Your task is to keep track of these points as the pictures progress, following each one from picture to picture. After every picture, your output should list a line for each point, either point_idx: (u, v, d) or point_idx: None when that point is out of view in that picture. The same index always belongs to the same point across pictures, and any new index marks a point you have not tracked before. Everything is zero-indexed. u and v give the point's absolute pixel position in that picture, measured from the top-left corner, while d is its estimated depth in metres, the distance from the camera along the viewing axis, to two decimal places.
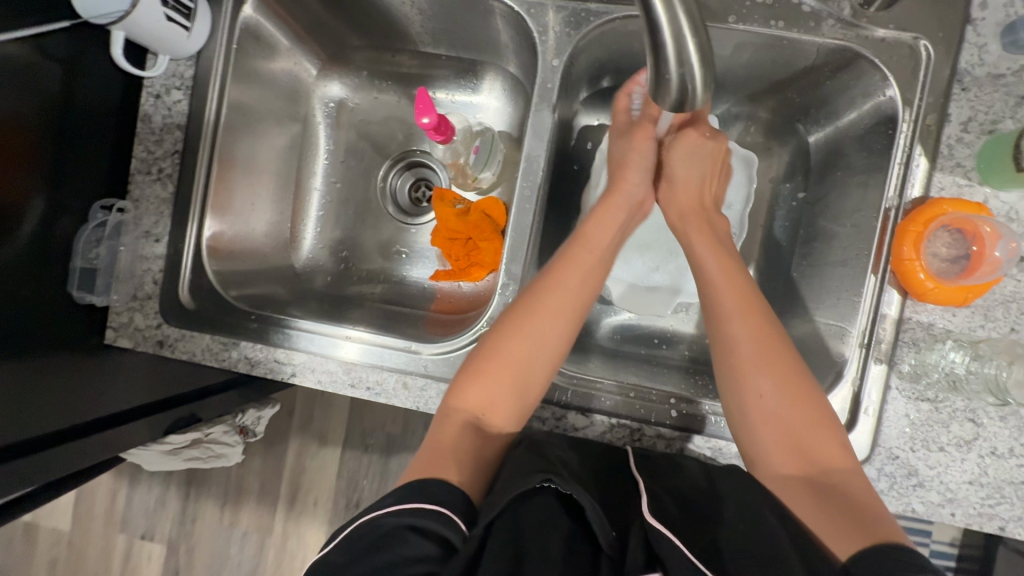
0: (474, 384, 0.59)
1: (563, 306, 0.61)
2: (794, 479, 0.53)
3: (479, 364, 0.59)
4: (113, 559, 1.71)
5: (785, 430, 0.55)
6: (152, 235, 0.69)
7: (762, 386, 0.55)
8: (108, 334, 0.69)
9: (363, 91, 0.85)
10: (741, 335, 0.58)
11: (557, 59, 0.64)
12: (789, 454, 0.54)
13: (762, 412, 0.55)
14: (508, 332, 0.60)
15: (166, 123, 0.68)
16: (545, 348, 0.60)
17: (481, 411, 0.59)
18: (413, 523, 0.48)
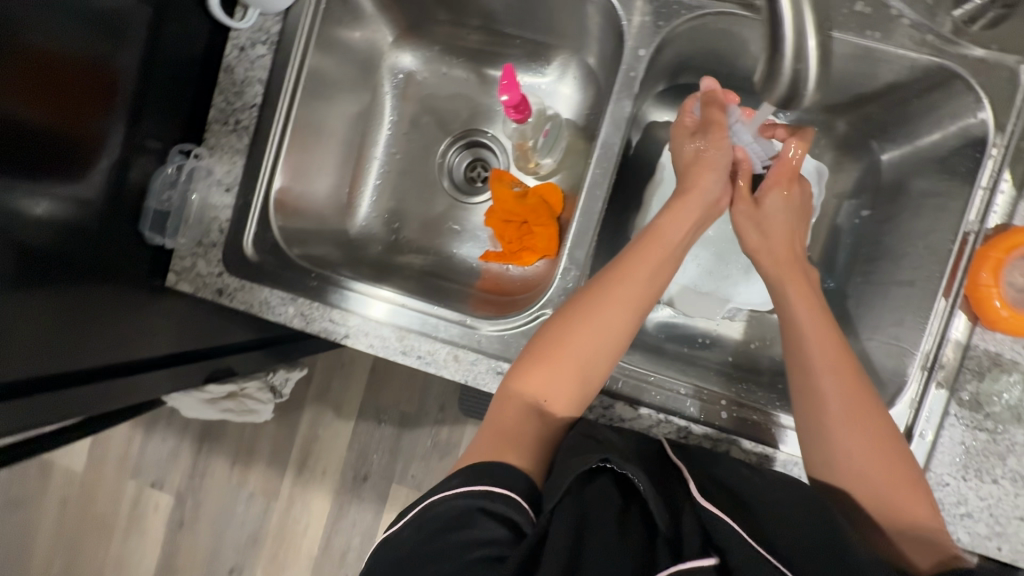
0: (537, 373, 0.58)
1: (632, 296, 0.60)
2: (870, 510, 0.53)
3: (546, 351, 0.59)
4: (122, 504, 1.74)
5: (865, 462, 0.53)
6: (223, 184, 0.70)
7: (844, 420, 0.54)
8: (169, 277, 0.70)
9: (432, 65, 0.85)
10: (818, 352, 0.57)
11: (643, 49, 0.63)
12: (865, 487, 0.53)
13: (847, 441, 0.53)
14: (574, 322, 0.59)
15: (249, 76, 0.69)
16: (609, 343, 0.59)
17: (547, 399, 0.58)
18: (484, 506, 0.48)
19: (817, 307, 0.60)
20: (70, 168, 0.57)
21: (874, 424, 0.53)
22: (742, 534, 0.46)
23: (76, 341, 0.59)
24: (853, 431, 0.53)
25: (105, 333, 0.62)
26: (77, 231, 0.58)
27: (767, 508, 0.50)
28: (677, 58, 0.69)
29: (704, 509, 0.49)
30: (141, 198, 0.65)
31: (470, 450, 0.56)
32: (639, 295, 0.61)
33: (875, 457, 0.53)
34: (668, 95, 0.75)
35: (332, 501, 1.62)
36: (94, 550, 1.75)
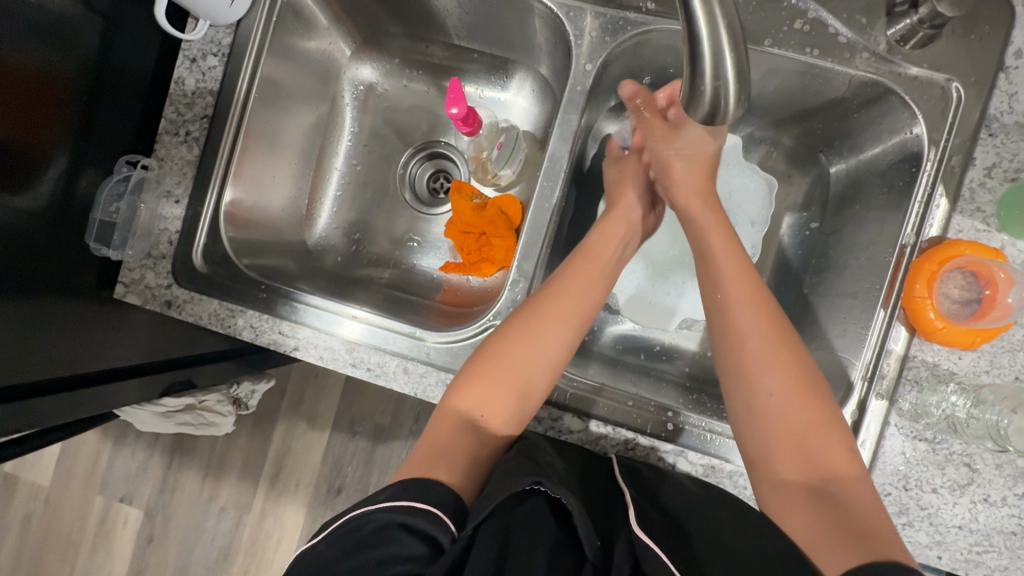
0: (472, 386, 0.59)
1: (570, 311, 0.62)
2: (794, 486, 0.53)
3: (482, 366, 0.60)
4: (89, 520, 1.70)
5: (790, 431, 0.54)
6: (172, 195, 0.69)
7: (772, 386, 0.55)
8: (118, 289, 0.69)
9: (393, 78, 0.86)
10: (747, 324, 0.58)
11: (590, 64, 0.64)
12: (790, 460, 0.54)
13: (769, 411, 0.55)
14: (510, 336, 0.60)
15: (199, 87, 0.68)
16: (545, 361, 0.60)
17: (478, 414, 0.59)
18: (405, 521, 0.49)
19: (752, 281, 0.60)
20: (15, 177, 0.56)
21: (796, 395, 0.55)
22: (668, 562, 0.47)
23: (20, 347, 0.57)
24: (776, 403, 0.55)
25: (50, 341, 0.59)
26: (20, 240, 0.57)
27: (704, 531, 0.51)
28: (627, 72, 0.70)
29: (640, 542, 0.49)
30: (86, 210, 0.65)
31: (409, 461, 0.58)
32: (574, 311, 0.62)
33: (789, 428, 0.54)
34: (622, 108, 0.77)
35: (305, 515, 1.60)
36: (60, 568, 1.71)
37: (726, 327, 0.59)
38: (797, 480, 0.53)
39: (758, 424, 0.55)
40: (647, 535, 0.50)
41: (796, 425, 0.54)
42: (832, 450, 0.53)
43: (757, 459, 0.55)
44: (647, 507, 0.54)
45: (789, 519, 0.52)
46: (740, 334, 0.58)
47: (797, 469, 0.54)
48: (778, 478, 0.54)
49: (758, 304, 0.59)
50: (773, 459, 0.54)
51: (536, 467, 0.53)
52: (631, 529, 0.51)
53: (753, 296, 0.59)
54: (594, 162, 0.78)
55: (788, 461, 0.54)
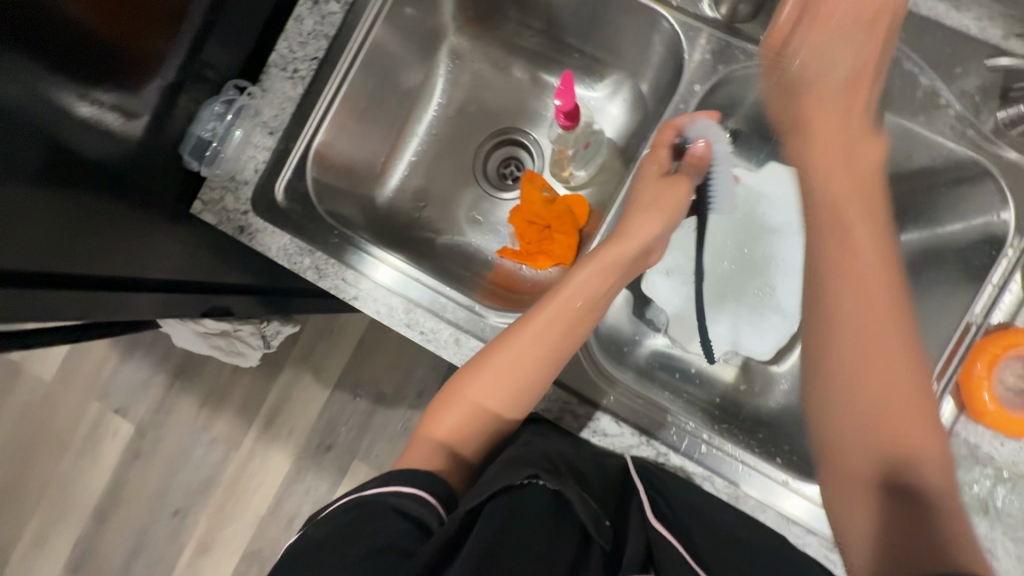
0: (451, 416, 0.63)
1: (537, 349, 0.61)
2: (861, 469, 0.51)
3: (449, 394, 0.64)
4: (82, 423, 1.73)
5: (871, 410, 0.51)
6: (267, 126, 0.69)
7: (846, 368, 0.53)
8: (195, 206, 0.69)
9: (490, 58, 0.87)
10: (843, 293, 0.55)
11: (699, 85, 0.66)
12: (864, 438, 0.51)
13: (843, 382, 0.53)
14: (472, 370, 0.62)
15: (316, 30, 0.69)
16: (523, 395, 0.62)
17: (455, 443, 0.63)
18: (397, 506, 0.55)
19: (881, 255, 0.55)
20: (115, 78, 0.58)
21: (877, 345, 0.52)
22: (681, 551, 0.53)
23: (80, 244, 0.55)
24: (852, 342, 0.53)
25: (107, 243, 0.58)
26: (99, 132, 0.58)
27: (700, 530, 0.57)
28: (727, 101, 0.71)
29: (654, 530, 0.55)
30: (187, 123, 0.68)
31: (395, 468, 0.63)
32: (548, 355, 0.61)
33: (874, 409, 0.51)
34: None
35: (291, 464, 1.62)
36: (45, 463, 1.74)
37: (827, 293, 0.56)
38: (869, 471, 0.50)
39: (829, 370, 0.55)
40: (663, 527, 0.55)
41: (908, 408, 0.51)
42: (928, 435, 0.50)
43: (832, 449, 0.54)
44: (662, 507, 0.58)
45: (856, 514, 0.50)
46: (841, 304, 0.54)
47: (919, 424, 0.50)
48: (850, 409, 0.52)
49: (887, 240, 0.56)
50: (848, 437, 0.52)
51: (542, 461, 0.57)
52: (645, 520, 0.56)
53: (871, 263, 0.54)
54: None
55: (860, 441, 0.51)
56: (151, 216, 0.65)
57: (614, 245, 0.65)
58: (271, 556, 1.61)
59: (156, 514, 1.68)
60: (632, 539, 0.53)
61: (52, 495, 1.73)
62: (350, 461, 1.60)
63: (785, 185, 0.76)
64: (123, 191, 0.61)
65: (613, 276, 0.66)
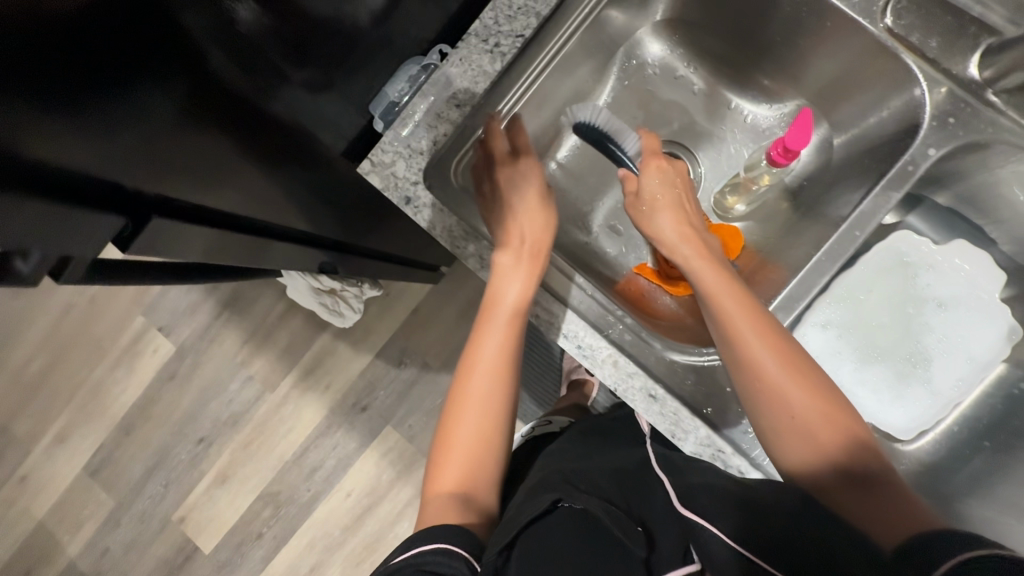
0: (449, 464, 0.61)
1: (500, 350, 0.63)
2: (833, 474, 0.53)
3: (441, 447, 0.62)
4: (122, 334, 1.72)
5: (770, 381, 0.54)
6: (456, 98, 0.65)
7: (768, 362, 0.55)
8: (364, 164, 0.65)
9: (668, 66, 0.82)
10: (729, 292, 0.58)
11: (934, 148, 0.61)
12: (814, 425, 0.53)
13: (765, 382, 0.55)
14: (456, 409, 0.63)
15: (528, 5, 0.65)
16: (495, 422, 0.63)
17: (464, 484, 0.60)
18: (421, 564, 0.48)
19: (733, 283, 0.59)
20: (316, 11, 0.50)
21: (782, 353, 0.55)
22: (723, 536, 0.49)
23: (163, 165, 0.45)
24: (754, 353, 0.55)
25: (198, 175, 0.49)
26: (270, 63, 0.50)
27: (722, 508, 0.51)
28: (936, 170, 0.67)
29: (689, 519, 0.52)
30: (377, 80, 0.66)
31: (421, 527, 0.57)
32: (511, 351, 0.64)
33: (812, 404, 0.54)
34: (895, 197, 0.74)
35: (324, 417, 1.61)
36: (79, 365, 1.73)
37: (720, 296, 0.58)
38: (835, 476, 0.53)
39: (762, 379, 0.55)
40: (692, 513, 0.52)
41: (811, 406, 0.53)
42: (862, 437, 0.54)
43: (797, 433, 0.54)
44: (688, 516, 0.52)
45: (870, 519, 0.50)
46: (726, 311, 0.57)
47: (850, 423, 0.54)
48: (793, 417, 0.54)
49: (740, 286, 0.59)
50: (796, 415, 0.54)
51: (563, 484, 0.55)
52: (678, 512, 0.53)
53: (737, 295, 0.58)
54: None
55: (818, 421, 0.53)
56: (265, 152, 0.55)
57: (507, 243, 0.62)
58: (286, 502, 1.60)
59: (180, 438, 1.68)
60: (668, 548, 0.49)
61: (80, 398, 1.73)
62: (383, 427, 1.59)
63: (965, 269, 0.72)
64: (247, 126, 0.51)
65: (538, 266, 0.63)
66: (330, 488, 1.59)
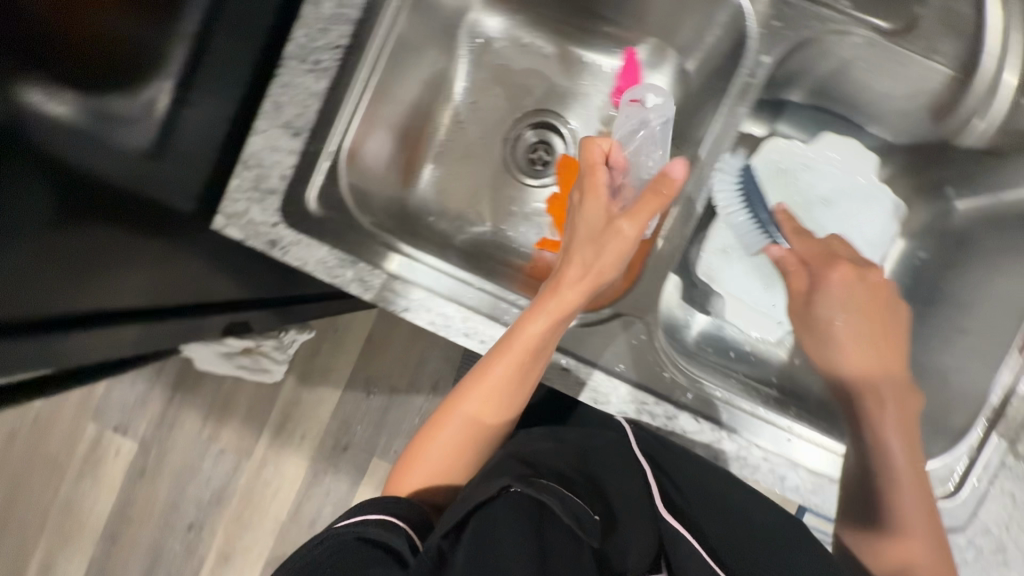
0: (416, 471, 0.63)
1: (507, 379, 0.59)
2: (900, 521, 0.57)
3: (415, 447, 0.64)
4: (78, 445, 1.64)
5: (872, 426, 0.60)
6: (291, 127, 0.62)
7: (888, 417, 0.59)
8: (216, 220, 0.63)
9: (513, 36, 0.81)
10: (846, 345, 0.62)
11: (766, 55, 0.61)
12: (912, 476, 0.57)
13: (879, 435, 0.59)
14: (442, 422, 0.63)
15: (339, 14, 0.62)
16: (471, 450, 0.63)
17: (426, 494, 0.63)
18: (361, 533, 0.53)
19: (850, 317, 0.62)
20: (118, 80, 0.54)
21: (902, 400, 0.60)
22: (694, 545, 0.49)
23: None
24: (884, 423, 0.59)
25: (30, 275, 0.51)
26: (101, 146, 0.54)
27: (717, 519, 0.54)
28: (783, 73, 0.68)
29: (666, 525, 0.51)
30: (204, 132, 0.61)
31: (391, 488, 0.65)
32: (522, 383, 0.59)
33: (908, 454, 0.58)
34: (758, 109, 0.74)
35: (308, 468, 1.57)
36: (42, 489, 1.64)
37: (842, 342, 0.62)
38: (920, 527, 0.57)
39: (864, 395, 0.61)
40: (675, 521, 0.51)
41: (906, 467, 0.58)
42: (920, 485, 0.58)
43: (889, 476, 0.58)
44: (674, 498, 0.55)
45: (901, 549, 0.57)
46: (843, 348, 0.62)
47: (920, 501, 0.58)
48: (898, 472, 0.58)
49: (866, 344, 0.61)
50: (897, 459, 0.58)
51: (517, 468, 0.53)
52: (655, 514, 0.53)
53: (886, 352, 0.61)
54: None
55: (910, 472, 0.58)
56: (140, 235, 0.59)
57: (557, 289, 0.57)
58: None
59: (168, 532, 1.61)
60: (634, 552, 0.48)
61: (53, 523, 1.64)
62: (369, 460, 1.56)
63: (843, 159, 0.73)
64: (94, 207, 0.54)
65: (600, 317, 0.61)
66: None
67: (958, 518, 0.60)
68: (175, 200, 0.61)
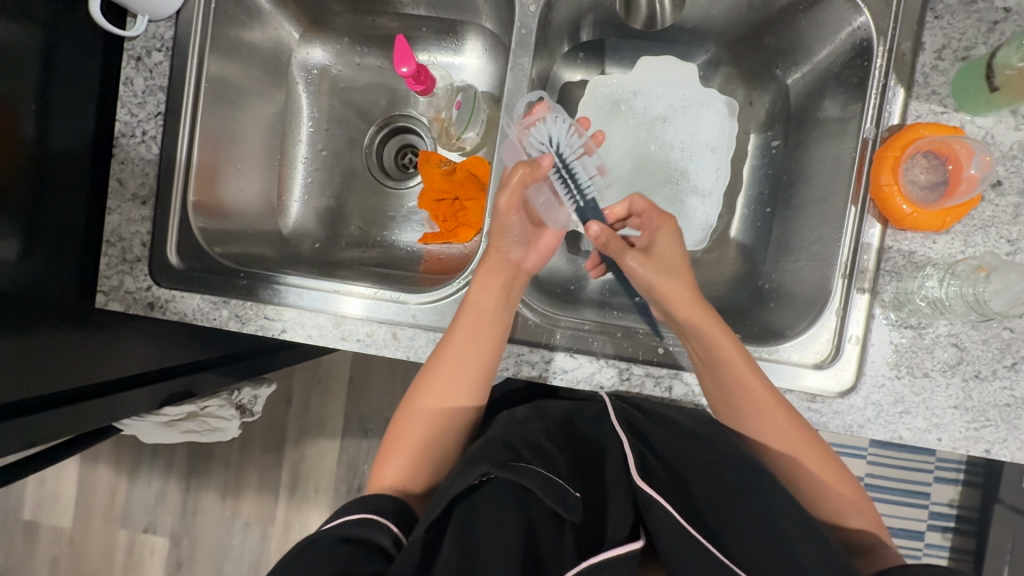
0: (394, 456, 0.61)
1: (473, 339, 0.61)
2: (823, 472, 0.58)
3: (388, 441, 0.62)
4: (116, 555, 1.49)
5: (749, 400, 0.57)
6: (138, 197, 0.69)
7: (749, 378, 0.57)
8: (98, 299, 0.68)
9: (344, 57, 0.86)
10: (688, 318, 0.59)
11: (534, 4, 0.64)
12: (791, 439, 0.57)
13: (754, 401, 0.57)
14: (410, 412, 0.62)
15: (149, 85, 0.69)
16: (439, 442, 0.62)
17: (408, 488, 0.59)
18: (343, 534, 0.50)
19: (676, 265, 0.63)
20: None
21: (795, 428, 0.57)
22: (673, 512, 0.48)
23: None
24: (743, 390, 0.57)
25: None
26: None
27: (694, 465, 0.54)
28: (574, 14, 0.71)
29: (642, 492, 0.50)
30: (82, 221, 0.66)
31: (380, 480, 0.60)
32: (484, 349, 0.61)
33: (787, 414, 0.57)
34: (575, 53, 0.77)
35: None
36: None
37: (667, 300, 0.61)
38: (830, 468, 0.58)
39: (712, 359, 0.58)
40: (647, 485, 0.50)
41: (815, 460, 0.57)
42: (820, 444, 0.58)
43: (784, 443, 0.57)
44: (646, 457, 0.56)
45: (848, 495, 0.58)
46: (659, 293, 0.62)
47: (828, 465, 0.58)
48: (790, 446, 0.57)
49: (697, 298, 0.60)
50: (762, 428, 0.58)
51: (497, 452, 0.51)
52: (631, 480, 0.52)
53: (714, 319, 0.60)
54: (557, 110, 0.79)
55: (798, 438, 0.57)
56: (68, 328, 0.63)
57: (484, 261, 0.64)
58: None
59: None
60: (614, 524, 0.48)
61: None
62: None
63: (661, 76, 0.75)
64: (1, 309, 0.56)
65: (514, 291, 0.64)
66: None
67: (848, 380, 0.59)
68: (63, 286, 0.64)
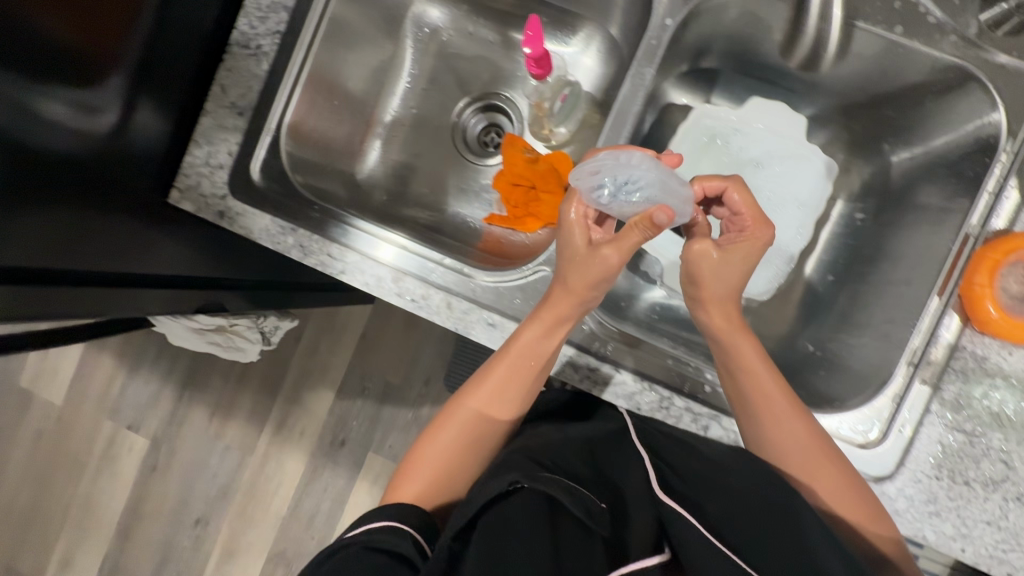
0: (411, 477, 0.58)
1: (518, 368, 0.59)
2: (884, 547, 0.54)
3: (405, 466, 0.60)
4: (96, 443, 1.51)
5: (799, 452, 0.55)
6: (235, 107, 0.69)
7: (798, 428, 0.55)
8: (171, 194, 0.69)
9: (458, 24, 0.86)
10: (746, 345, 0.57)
11: (670, 18, 0.64)
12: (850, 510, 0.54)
13: (796, 449, 0.55)
14: (433, 439, 0.60)
15: (274, 2, 0.69)
16: (467, 462, 0.59)
17: (427, 505, 0.57)
18: (367, 542, 0.50)
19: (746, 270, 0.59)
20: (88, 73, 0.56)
21: (852, 504, 0.54)
22: (700, 529, 0.48)
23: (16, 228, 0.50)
24: (788, 432, 0.55)
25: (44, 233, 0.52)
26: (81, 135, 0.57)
27: (724, 492, 0.52)
28: (702, 38, 0.70)
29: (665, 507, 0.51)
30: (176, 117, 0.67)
31: (395, 489, 0.58)
32: (528, 376, 0.60)
33: (835, 471, 0.54)
34: (689, 77, 0.77)
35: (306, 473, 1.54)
36: (60, 488, 1.52)
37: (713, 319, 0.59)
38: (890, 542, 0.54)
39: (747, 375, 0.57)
40: (670, 498, 0.51)
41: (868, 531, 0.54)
42: (875, 514, 0.54)
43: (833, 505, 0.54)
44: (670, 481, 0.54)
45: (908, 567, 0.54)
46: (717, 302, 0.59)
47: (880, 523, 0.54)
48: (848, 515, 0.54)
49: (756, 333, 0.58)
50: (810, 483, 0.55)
51: (525, 462, 0.50)
52: (654, 498, 0.53)
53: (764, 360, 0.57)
54: (655, 127, 0.78)
55: (853, 511, 0.54)
56: (134, 215, 0.63)
57: (552, 301, 0.59)
58: (297, 558, 1.39)
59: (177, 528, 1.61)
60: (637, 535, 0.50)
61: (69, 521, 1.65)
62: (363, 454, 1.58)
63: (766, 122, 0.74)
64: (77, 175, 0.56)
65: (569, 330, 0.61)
66: (334, 530, 1.38)
67: (885, 466, 0.58)
68: (139, 177, 0.65)
